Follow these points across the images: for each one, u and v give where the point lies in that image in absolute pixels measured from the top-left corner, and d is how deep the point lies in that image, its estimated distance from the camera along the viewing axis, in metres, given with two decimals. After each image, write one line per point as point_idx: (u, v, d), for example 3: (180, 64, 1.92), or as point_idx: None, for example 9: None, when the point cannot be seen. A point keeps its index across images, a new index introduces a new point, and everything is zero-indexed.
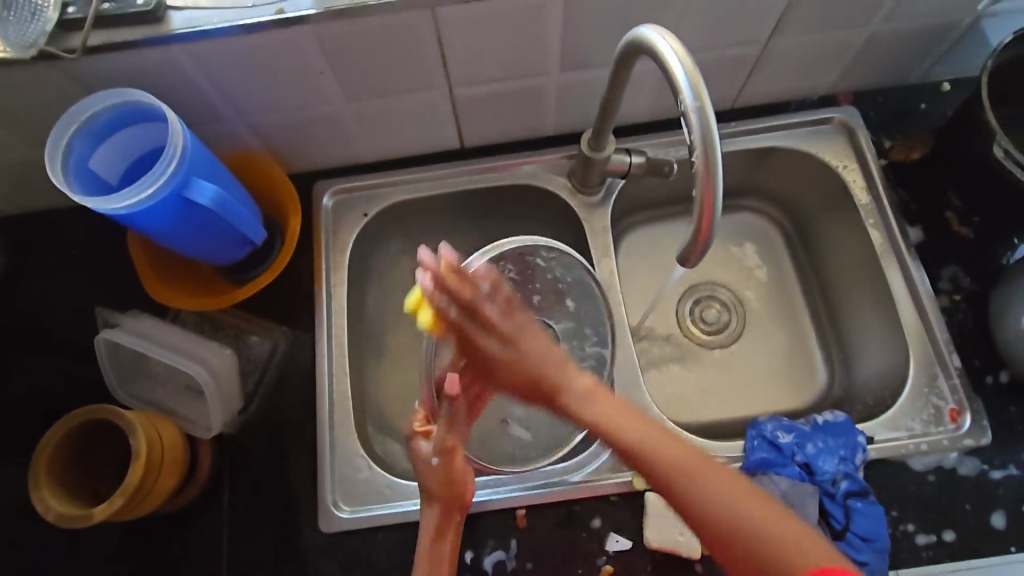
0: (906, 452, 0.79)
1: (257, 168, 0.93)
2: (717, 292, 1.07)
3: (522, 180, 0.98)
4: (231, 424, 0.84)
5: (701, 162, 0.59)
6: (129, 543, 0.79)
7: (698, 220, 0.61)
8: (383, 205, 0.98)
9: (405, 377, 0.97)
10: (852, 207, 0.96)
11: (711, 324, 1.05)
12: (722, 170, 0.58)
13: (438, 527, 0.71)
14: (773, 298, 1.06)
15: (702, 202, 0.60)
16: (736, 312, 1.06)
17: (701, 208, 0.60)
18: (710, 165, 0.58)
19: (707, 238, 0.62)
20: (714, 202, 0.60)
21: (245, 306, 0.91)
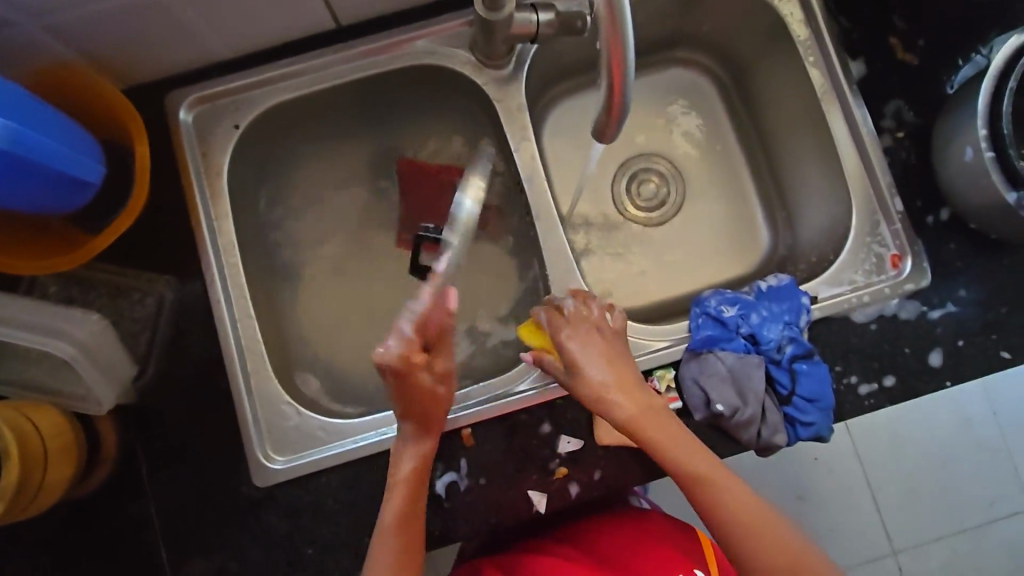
0: (849, 306, 0.77)
1: (80, 88, 0.75)
2: (653, 164, 0.99)
3: (416, 59, 0.82)
4: (129, 392, 0.74)
5: (603, 8, 0.47)
6: (47, 533, 0.73)
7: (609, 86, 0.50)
8: (254, 112, 0.81)
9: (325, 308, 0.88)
10: (791, 45, 0.85)
11: (648, 200, 0.98)
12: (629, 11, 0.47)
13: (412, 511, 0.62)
14: (712, 162, 0.99)
15: (610, 57, 0.49)
16: (675, 182, 0.98)
17: (608, 64, 0.49)
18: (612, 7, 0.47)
19: (621, 104, 0.52)
20: (623, 55, 0.49)
21: (116, 259, 0.77)
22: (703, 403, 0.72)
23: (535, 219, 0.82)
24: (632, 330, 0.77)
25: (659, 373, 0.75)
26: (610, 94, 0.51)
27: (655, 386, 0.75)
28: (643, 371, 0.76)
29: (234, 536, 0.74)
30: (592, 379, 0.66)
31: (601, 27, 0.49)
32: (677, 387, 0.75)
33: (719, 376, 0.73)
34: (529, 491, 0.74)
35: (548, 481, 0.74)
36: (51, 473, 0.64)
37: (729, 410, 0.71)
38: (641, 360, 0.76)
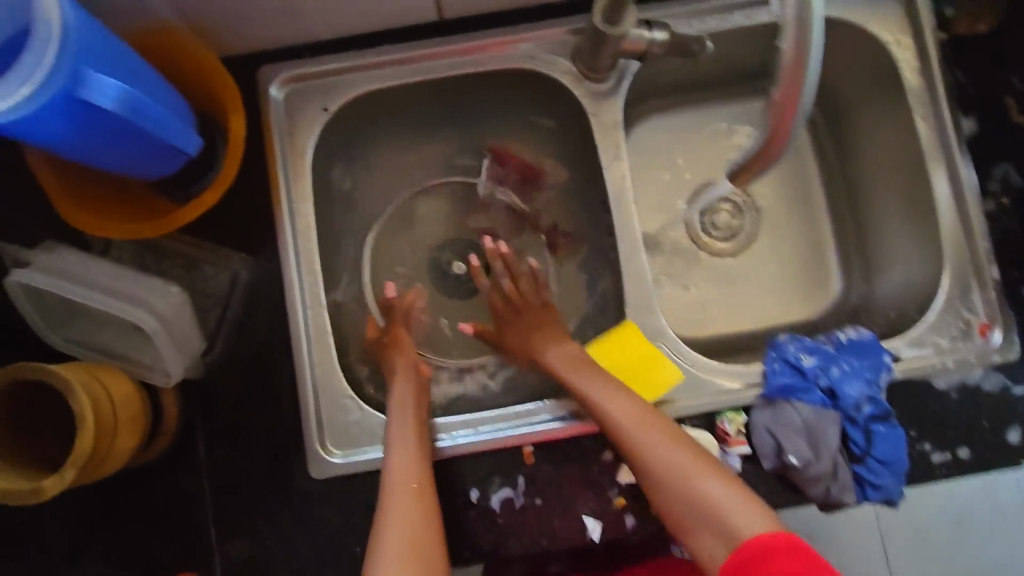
0: (932, 371, 0.75)
1: (177, 52, 0.73)
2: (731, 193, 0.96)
3: (517, 62, 0.80)
4: (196, 367, 0.73)
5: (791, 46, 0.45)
6: (99, 497, 0.73)
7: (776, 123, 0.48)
8: (346, 97, 0.80)
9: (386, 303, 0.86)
10: (901, 93, 0.82)
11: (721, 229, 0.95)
12: (818, 62, 0.44)
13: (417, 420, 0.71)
14: (793, 200, 0.95)
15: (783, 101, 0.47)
16: (751, 212, 0.95)
17: (778, 109, 0.47)
18: (800, 53, 0.44)
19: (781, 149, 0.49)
20: (797, 105, 0.46)
21: (193, 230, 0.76)
22: (775, 452, 0.71)
23: (618, 241, 0.79)
24: (705, 368, 0.75)
25: (730, 416, 0.74)
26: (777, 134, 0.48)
27: (725, 429, 0.73)
28: (713, 411, 0.74)
29: (284, 523, 0.73)
30: (548, 359, 0.76)
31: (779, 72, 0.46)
32: (746, 431, 0.74)
33: (793, 427, 0.71)
34: (585, 517, 0.73)
35: (604, 509, 0.73)
36: (119, 440, 0.64)
37: (801, 462, 0.70)
38: (712, 400, 0.74)
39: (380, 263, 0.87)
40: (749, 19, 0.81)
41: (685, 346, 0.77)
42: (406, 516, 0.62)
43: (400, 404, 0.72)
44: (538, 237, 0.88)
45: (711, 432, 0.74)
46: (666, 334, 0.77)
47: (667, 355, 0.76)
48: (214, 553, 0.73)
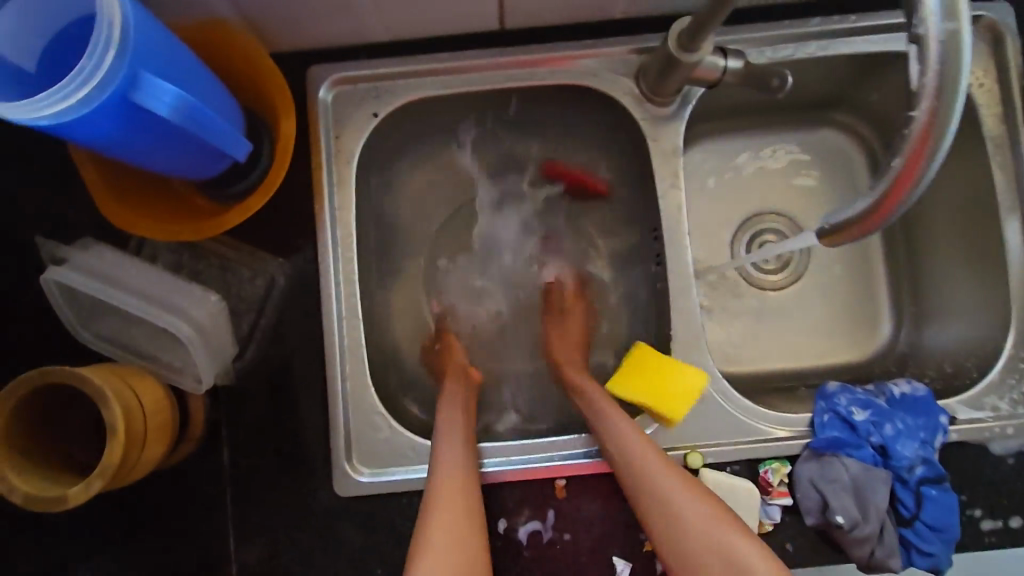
0: (989, 436, 0.72)
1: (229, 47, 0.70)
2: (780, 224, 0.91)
3: (577, 78, 0.77)
4: (226, 373, 0.72)
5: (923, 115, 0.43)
6: (119, 496, 0.71)
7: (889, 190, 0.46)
8: (397, 103, 0.77)
9: (418, 317, 0.83)
10: (978, 138, 0.78)
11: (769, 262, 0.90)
12: (948, 143, 0.43)
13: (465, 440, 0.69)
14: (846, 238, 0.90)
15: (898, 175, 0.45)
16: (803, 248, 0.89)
17: (893, 182, 0.45)
18: (933, 130, 0.42)
19: (882, 222, 0.48)
20: (915, 182, 0.44)
21: (232, 231, 0.74)
22: (819, 508, 0.68)
23: (669, 273, 0.76)
24: (749, 413, 0.72)
25: (774, 466, 0.70)
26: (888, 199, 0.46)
27: (767, 479, 0.70)
28: (756, 459, 0.71)
29: (304, 538, 0.71)
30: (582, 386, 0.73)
31: (904, 146, 0.44)
32: (789, 483, 0.70)
33: (841, 484, 0.68)
34: (614, 558, 0.71)
35: (634, 550, 0.71)
36: (147, 449, 0.62)
37: (848, 523, 0.66)
38: (756, 448, 0.71)
39: (413, 274, 0.84)
40: (824, 51, 0.78)
41: (729, 387, 0.74)
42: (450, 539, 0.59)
43: (447, 432, 0.68)
44: (580, 260, 0.85)
45: (753, 481, 0.71)
46: (711, 373, 0.74)
47: (712, 396, 0.73)
48: (232, 563, 0.71)
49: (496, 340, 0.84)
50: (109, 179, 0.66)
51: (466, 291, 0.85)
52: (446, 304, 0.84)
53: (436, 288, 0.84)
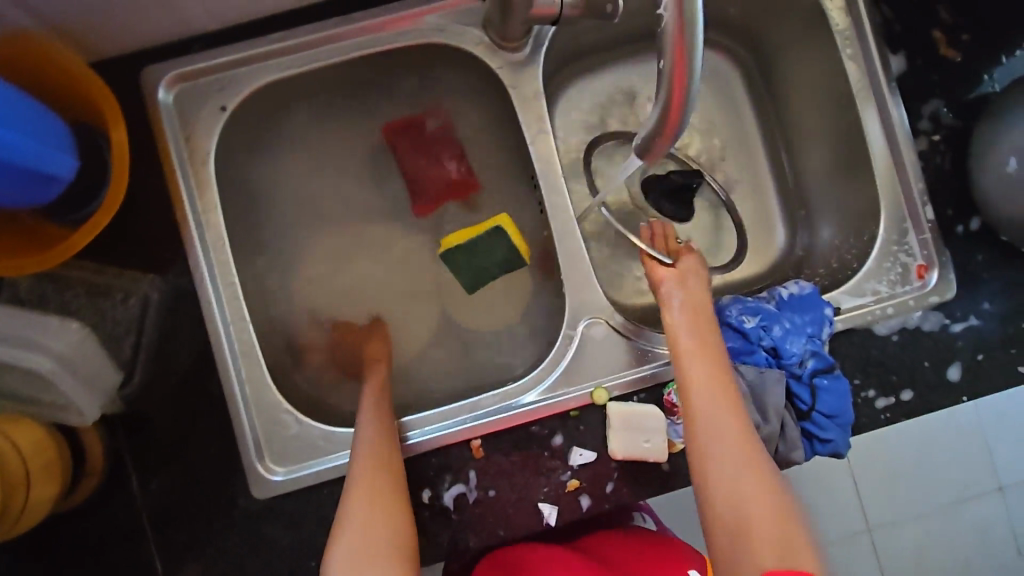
0: (871, 318, 0.75)
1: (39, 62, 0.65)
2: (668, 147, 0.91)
3: (423, 36, 0.75)
4: (114, 401, 0.69)
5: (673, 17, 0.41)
6: (30, 544, 0.69)
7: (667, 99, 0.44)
8: (243, 93, 0.74)
9: (315, 305, 0.82)
10: (827, 34, 0.79)
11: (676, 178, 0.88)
12: (701, 28, 0.41)
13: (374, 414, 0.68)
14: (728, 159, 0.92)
15: (672, 75, 0.43)
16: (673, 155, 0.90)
17: (669, 82, 0.43)
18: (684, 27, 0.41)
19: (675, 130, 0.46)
20: (688, 74, 0.43)
21: (96, 254, 0.71)
22: None
23: (551, 216, 0.76)
24: (650, 340, 0.75)
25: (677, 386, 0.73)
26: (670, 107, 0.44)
27: (672, 400, 0.73)
28: (660, 383, 0.73)
29: (230, 548, 0.71)
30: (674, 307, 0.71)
31: (666, 44, 0.42)
32: None
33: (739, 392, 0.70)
34: (540, 504, 0.72)
35: (558, 493, 0.72)
36: (35, 491, 0.60)
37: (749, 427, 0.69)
38: (658, 372, 0.74)
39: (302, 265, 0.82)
40: None
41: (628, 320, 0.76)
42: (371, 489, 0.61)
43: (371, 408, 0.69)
44: (470, 221, 0.84)
45: (659, 404, 0.73)
46: (606, 309, 0.76)
47: (610, 331, 0.75)
48: None
49: (400, 314, 0.83)
50: None
51: (360, 273, 0.83)
52: (343, 289, 0.83)
53: (328, 274, 0.83)
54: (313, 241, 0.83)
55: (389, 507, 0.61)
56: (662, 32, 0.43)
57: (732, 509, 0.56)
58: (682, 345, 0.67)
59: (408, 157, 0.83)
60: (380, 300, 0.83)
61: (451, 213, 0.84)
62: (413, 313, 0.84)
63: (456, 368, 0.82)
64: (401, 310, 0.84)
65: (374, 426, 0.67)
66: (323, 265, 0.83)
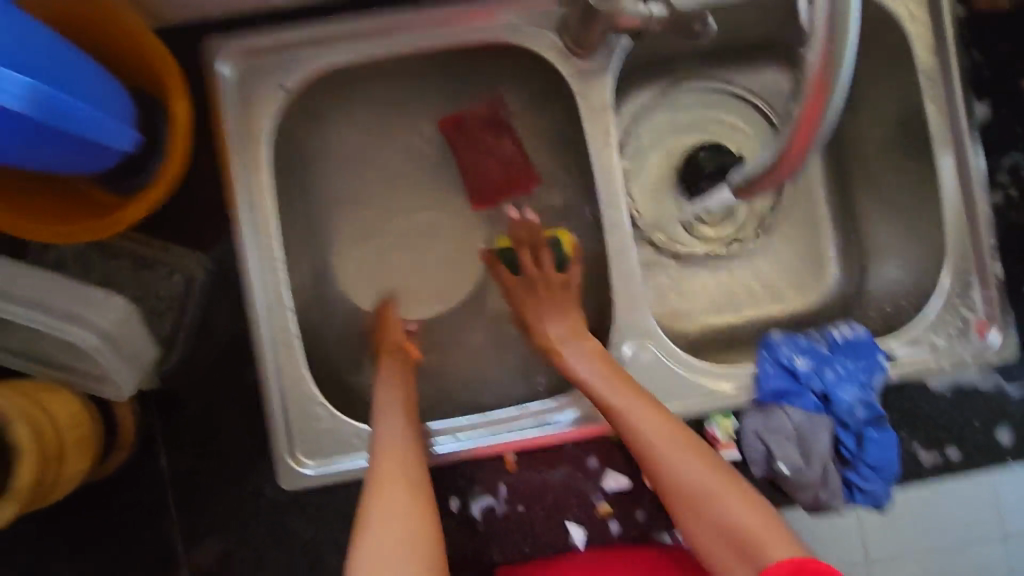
0: (927, 372, 0.73)
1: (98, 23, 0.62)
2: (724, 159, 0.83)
3: (496, 35, 0.72)
4: (151, 376, 0.68)
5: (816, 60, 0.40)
6: (55, 511, 0.69)
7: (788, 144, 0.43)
8: (305, 74, 0.71)
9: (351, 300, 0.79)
10: (912, 73, 0.76)
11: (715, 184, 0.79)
12: (843, 88, 0.40)
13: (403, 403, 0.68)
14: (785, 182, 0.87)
15: (798, 124, 0.42)
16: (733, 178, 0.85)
17: (795, 130, 0.42)
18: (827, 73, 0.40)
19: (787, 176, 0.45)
20: (816, 130, 0.42)
21: (144, 226, 0.70)
22: (764, 459, 0.70)
23: (607, 233, 0.74)
24: (697, 370, 0.72)
25: (719, 421, 0.72)
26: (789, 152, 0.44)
27: (714, 433, 0.72)
28: (703, 415, 0.72)
29: (253, 535, 0.70)
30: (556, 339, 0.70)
31: (803, 92, 0.41)
32: (736, 436, 0.72)
33: (785, 434, 0.69)
34: (569, 524, 0.71)
35: (589, 515, 0.71)
36: (67, 464, 0.59)
37: (792, 470, 0.68)
38: (702, 404, 0.71)
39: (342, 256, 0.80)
40: None
41: (674, 346, 0.73)
42: (394, 502, 0.59)
43: (386, 407, 0.67)
44: (519, 227, 0.82)
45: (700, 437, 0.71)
46: (655, 333, 0.73)
47: (655, 356, 0.72)
48: (182, 566, 0.70)
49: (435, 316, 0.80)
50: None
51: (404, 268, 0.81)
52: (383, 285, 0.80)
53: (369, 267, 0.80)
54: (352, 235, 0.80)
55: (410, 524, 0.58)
56: (801, 78, 0.42)
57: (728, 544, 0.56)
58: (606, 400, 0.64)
59: (467, 155, 0.81)
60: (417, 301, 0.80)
61: (499, 217, 0.82)
62: (451, 315, 0.82)
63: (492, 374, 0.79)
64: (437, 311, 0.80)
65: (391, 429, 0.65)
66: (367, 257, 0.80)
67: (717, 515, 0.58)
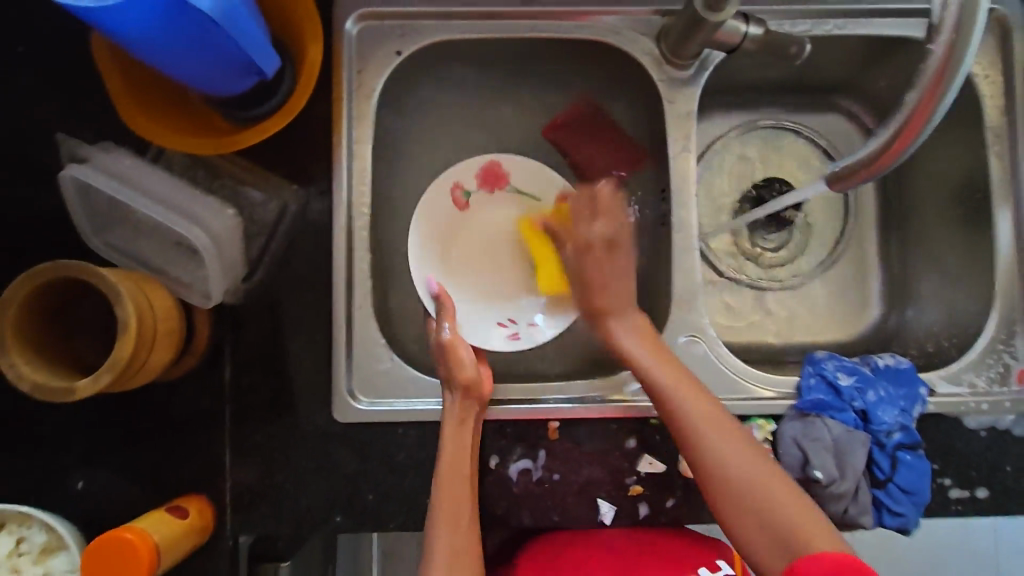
0: (964, 409, 0.75)
1: None
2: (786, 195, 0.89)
3: (598, 34, 0.78)
4: (233, 291, 0.73)
5: (942, 53, 0.50)
6: (116, 406, 0.72)
7: (903, 126, 0.53)
8: (420, 44, 0.77)
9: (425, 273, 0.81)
10: (979, 129, 0.80)
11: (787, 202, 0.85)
12: (960, 78, 0.49)
13: (460, 416, 0.68)
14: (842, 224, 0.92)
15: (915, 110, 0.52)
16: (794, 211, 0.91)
17: (908, 117, 0.52)
18: (949, 66, 0.49)
19: (889, 160, 0.55)
20: (928, 118, 0.51)
21: (250, 154, 0.75)
22: (800, 465, 0.71)
23: (674, 230, 0.78)
24: (742, 372, 0.75)
25: (759, 423, 0.74)
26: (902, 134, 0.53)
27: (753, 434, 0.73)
28: (744, 415, 0.74)
29: (298, 459, 0.73)
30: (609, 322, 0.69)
31: (921, 81, 0.51)
32: (773, 440, 0.74)
33: (822, 443, 0.71)
34: (599, 500, 0.73)
35: (620, 494, 0.73)
36: (154, 353, 0.62)
37: (826, 479, 0.69)
38: (745, 405, 0.74)
39: (427, 210, 0.82)
40: (840, 29, 0.78)
41: (722, 347, 0.76)
42: (453, 510, 0.65)
43: (454, 422, 0.68)
44: None
45: None
46: (707, 332, 0.76)
47: (705, 352, 0.75)
48: (226, 479, 0.72)
49: (495, 332, 0.81)
50: (134, 91, 0.67)
51: (472, 263, 0.83)
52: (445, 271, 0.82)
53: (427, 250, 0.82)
54: (453, 192, 0.83)
55: (463, 537, 0.64)
56: (922, 70, 0.51)
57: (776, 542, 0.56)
58: (663, 387, 0.64)
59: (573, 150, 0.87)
60: (479, 309, 0.82)
61: None
62: None
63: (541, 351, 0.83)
64: (498, 325, 0.81)
65: (452, 444, 0.67)
66: (448, 229, 0.83)
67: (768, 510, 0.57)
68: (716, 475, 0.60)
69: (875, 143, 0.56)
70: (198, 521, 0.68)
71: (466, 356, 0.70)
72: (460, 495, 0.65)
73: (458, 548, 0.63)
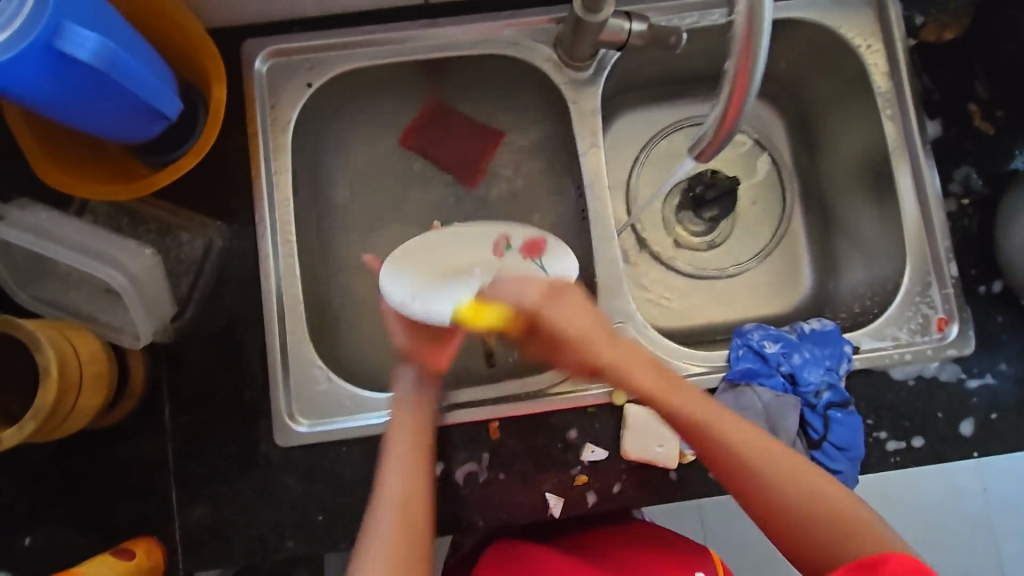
0: (889, 362, 0.78)
1: (151, 12, 0.70)
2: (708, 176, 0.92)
3: (499, 48, 0.81)
4: (165, 331, 0.74)
5: (743, 23, 0.52)
6: (59, 458, 0.72)
7: (730, 91, 0.55)
8: (328, 74, 0.81)
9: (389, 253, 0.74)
10: (869, 96, 0.84)
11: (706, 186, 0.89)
12: (766, 36, 0.52)
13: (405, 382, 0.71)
14: (781, 216, 0.95)
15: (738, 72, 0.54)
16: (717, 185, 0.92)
17: (733, 83, 0.55)
18: (752, 28, 0.52)
19: (736, 116, 0.57)
20: (749, 78, 0.54)
21: (173, 197, 0.77)
22: None
23: (591, 221, 0.81)
24: (672, 351, 0.77)
25: None
26: (732, 96, 0.55)
27: None
28: None
29: (244, 490, 0.73)
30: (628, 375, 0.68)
31: (734, 49, 0.53)
32: None
33: (754, 409, 0.74)
34: (546, 494, 0.74)
35: (566, 486, 0.74)
36: (82, 397, 0.63)
37: None
38: None
39: None
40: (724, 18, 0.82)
41: (652, 330, 0.79)
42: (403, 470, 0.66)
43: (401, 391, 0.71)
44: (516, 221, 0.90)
45: None
46: (636, 317, 0.78)
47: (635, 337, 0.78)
48: (175, 520, 0.72)
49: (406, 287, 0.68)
50: (46, 147, 0.69)
51: None
52: None
53: None
54: None
55: (411, 488, 0.65)
56: (733, 36, 0.53)
57: (805, 521, 0.62)
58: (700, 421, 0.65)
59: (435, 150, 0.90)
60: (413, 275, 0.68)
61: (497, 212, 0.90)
62: None
63: (496, 359, 0.85)
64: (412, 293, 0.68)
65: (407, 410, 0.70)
66: None
67: (835, 533, 0.61)
68: (782, 492, 0.62)
69: (716, 110, 0.58)
70: (145, 562, 0.68)
71: (400, 328, 0.71)
72: (410, 472, 0.66)
73: (406, 506, 0.64)
